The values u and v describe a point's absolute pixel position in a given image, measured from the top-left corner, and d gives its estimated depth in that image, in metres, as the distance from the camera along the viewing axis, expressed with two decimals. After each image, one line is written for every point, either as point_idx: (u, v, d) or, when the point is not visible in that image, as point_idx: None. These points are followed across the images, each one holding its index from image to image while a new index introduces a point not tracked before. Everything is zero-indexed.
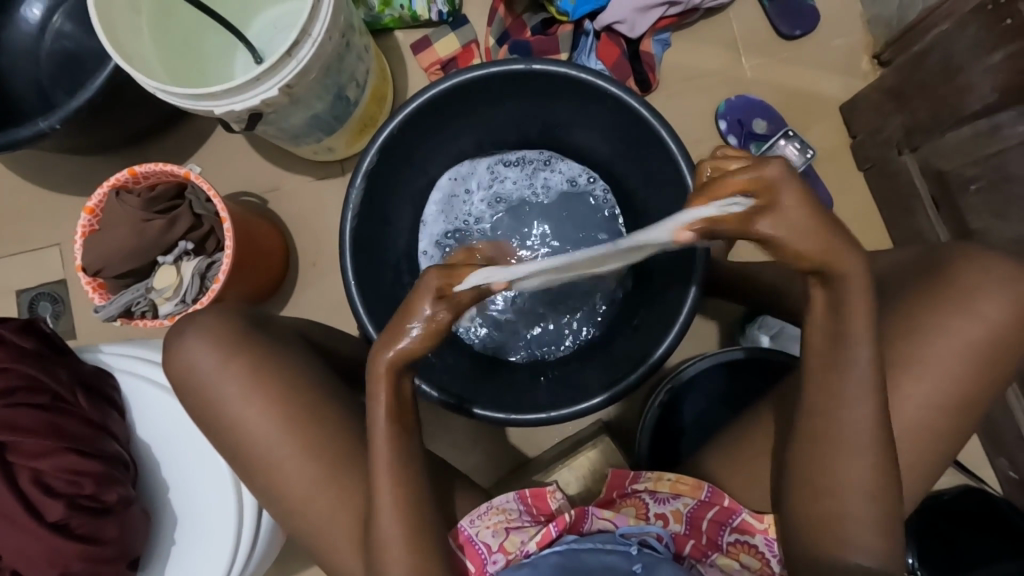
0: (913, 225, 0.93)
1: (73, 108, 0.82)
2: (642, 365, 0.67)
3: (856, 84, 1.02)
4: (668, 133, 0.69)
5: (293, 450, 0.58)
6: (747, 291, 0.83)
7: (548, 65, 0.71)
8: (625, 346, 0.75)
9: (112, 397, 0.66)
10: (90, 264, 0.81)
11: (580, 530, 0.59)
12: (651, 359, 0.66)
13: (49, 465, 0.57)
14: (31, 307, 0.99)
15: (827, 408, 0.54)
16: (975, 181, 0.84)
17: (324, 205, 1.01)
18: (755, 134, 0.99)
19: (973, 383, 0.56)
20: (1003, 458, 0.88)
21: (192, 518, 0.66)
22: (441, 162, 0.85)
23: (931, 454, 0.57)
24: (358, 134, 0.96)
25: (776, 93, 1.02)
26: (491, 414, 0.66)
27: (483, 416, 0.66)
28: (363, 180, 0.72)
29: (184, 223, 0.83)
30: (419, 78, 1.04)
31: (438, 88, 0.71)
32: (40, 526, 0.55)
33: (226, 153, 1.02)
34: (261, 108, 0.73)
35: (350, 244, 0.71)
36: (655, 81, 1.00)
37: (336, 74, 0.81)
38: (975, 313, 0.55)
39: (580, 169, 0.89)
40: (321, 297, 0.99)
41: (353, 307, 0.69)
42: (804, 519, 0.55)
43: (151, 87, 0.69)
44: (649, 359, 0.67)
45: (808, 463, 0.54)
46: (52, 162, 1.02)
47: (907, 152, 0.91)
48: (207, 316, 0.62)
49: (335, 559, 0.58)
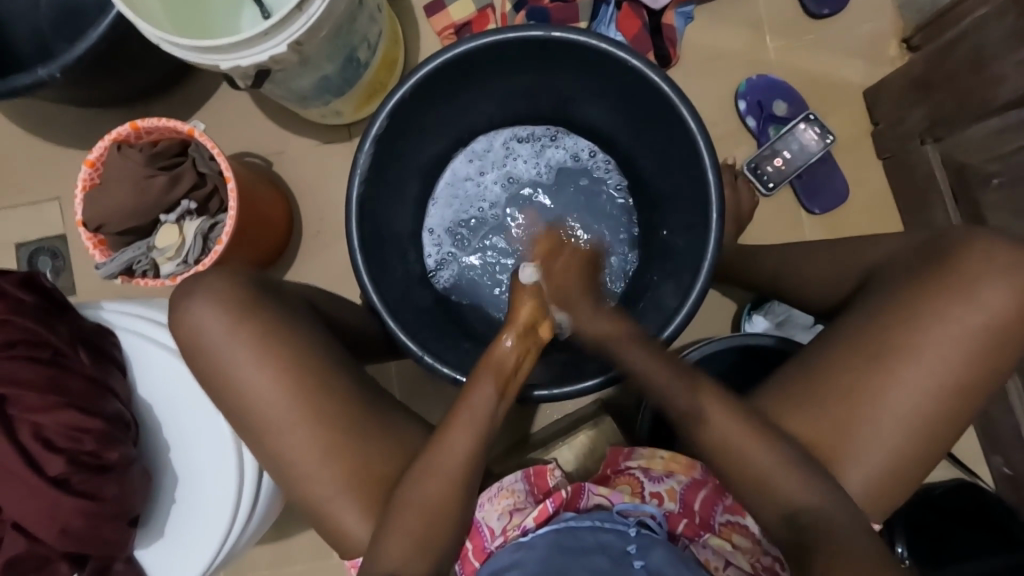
0: (929, 217, 0.91)
1: (74, 56, 0.80)
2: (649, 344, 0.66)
3: (882, 69, 0.99)
4: (688, 111, 0.66)
5: (297, 415, 0.58)
6: (756, 275, 0.83)
7: (567, 33, 0.68)
8: None
9: (113, 355, 0.65)
10: (91, 219, 0.80)
11: (577, 507, 0.59)
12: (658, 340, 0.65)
13: (51, 420, 0.57)
14: (31, 262, 0.97)
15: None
16: (998, 176, 0.82)
17: (330, 170, 0.98)
18: (775, 117, 0.96)
19: (983, 381, 0.55)
20: (998, 454, 0.89)
21: (193, 479, 0.66)
22: (453, 133, 0.83)
23: (935, 451, 0.56)
24: (368, 98, 0.94)
25: (799, 76, 0.99)
26: (548, 395, 0.63)
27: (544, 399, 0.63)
28: (372, 146, 0.70)
29: (187, 181, 0.82)
30: (431, 43, 1.00)
31: (450, 54, 0.69)
32: (41, 480, 0.55)
33: (230, 111, 0.99)
34: (269, 66, 0.70)
35: (356, 211, 0.69)
36: (675, 57, 0.97)
37: (348, 33, 0.78)
38: (986, 308, 0.55)
39: (590, 144, 0.88)
40: (323, 264, 0.98)
41: (358, 275, 0.67)
42: (795, 508, 0.55)
43: (156, 38, 0.66)
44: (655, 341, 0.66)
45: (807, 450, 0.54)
46: (51, 113, 1.00)
47: (929, 142, 0.89)
48: (214, 277, 0.61)
49: (332, 525, 0.58)
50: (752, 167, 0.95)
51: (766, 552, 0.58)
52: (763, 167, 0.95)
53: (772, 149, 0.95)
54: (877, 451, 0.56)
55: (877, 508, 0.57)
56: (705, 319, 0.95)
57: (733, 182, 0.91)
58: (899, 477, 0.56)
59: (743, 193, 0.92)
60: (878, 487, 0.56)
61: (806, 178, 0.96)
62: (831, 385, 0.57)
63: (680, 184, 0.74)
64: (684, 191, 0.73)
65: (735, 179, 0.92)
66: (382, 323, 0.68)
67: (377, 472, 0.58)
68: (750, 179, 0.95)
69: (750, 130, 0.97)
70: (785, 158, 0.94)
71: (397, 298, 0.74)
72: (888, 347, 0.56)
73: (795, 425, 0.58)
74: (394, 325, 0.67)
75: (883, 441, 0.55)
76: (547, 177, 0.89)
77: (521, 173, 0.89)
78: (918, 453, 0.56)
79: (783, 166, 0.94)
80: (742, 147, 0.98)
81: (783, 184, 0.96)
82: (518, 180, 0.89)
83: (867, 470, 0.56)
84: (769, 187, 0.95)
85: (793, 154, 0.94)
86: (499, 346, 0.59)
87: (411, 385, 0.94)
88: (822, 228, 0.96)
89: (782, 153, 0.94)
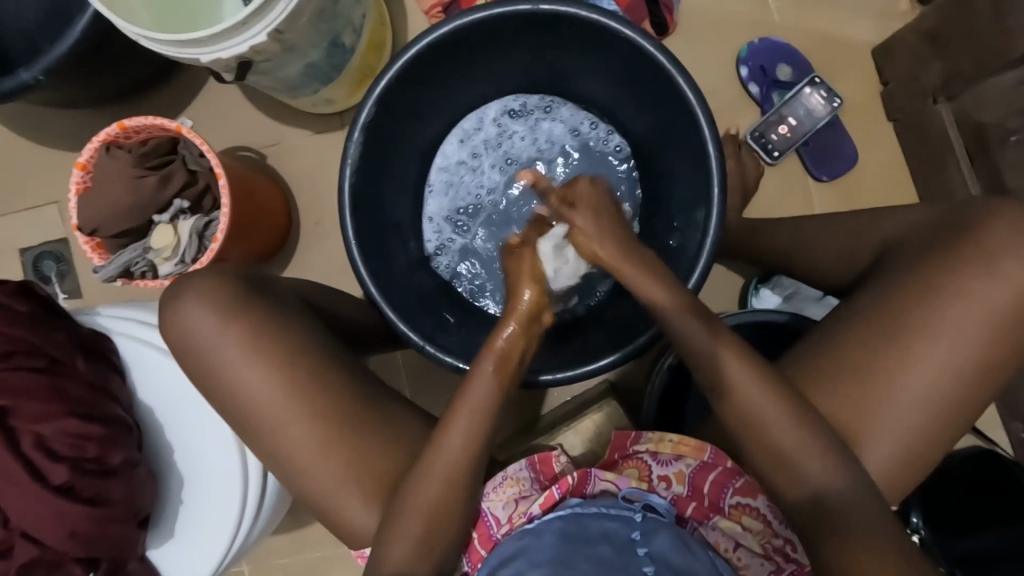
0: (943, 180, 0.87)
1: (56, 57, 0.78)
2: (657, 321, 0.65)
3: (892, 24, 0.94)
4: (686, 81, 0.64)
5: (298, 412, 0.58)
6: (763, 250, 0.80)
7: (556, 4, 0.65)
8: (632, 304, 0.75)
9: (112, 359, 0.66)
10: (85, 223, 0.79)
11: (583, 493, 0.58)
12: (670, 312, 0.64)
13: (52, 429, 0.58)
14: (35, 266, 0.98)
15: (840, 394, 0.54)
16: (1016, 133, 0.80)
17: (324, 161, 0.97)
18: (779, 82, 0.92)
19: (999, 351, 0.53)
20: (1018, 421, 0.87)
21: (199, 479, 0.67)
22: (445, 113, 0.81)
23: (951, 426, 0.54)
24: (358, 84, 0.91)
25: (804, 36, 0.94)
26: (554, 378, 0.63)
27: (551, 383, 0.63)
28: (361, 134, 0.68)
29: (178, 179, 0.81)
30: (419, 22, 0.97)
31: (438, 32, 0.66)
32: (45, 489, 0.56)
33: (220, 105, 0.98)
34: (251, 56, 0.69)
35: (350, 203, 0.68)
36: (672, 23, 0.93)
37: (331, 18, 0.76)
38: (999, 273, 0.53)
39: (587, 111, 0.83)
40: (322, 256, 0.97)
41: (356, 270, 0.66)
42: (805, 490, 0.54)
43: (135, 34, 0.64)
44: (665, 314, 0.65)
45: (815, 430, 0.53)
46: (44, 116, 0.99)
47: (942, 101, 0.85)
48: (206, 277, 0.60)
49: (340, 520, 0.59)
50: (755, 137, 0.92)
51: (777, 534, 0.58)
52: (768, 135, 0.91)
53: (777, 115, 0.91)
54: (889, 428, 0.54)
55: (891, 486, 0.55)
56: (711, 294, 0.93)
57: (736, 151, 0.89)
58: (911, 452, 0.55)
59: (748, 164, 0.90)
60: (890, 462, 0.55)
61: (813, 145, 0.92)
62: (843, 365, 0.56)
63: (676, 152, 0.72)
64: (685, 160, 0.71)
65: (739, 149, 0.90)
66: (383, 315, 0.67)
67: (382, 467, 0.58)
68: (753, 148, 0.92)
69: (753, 98, 0.94)
70: (790, 124, 0.91)
71: (397, 290, 0.73)
72: (899, 320, 0.55)
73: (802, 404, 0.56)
74: (394, 317, 0.67)
75: (892, 414, 0.54)
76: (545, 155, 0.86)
77: (517, 150, 0.86)
78: (932, 429, 0.54)
79: (788, 133, 0.91)
80: (746, 115, 0.94)
81: (789, 152, 0.92)
82: (516, 157, 0.86)
83: (879, 449, 0.54)
84: (774, 155, 0.92)
85: (799, 120, 0.91)
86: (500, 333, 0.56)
87: (417, 374, 0.94)
88: (831, 196, 0.93)
89: (788, 119, 0.91)
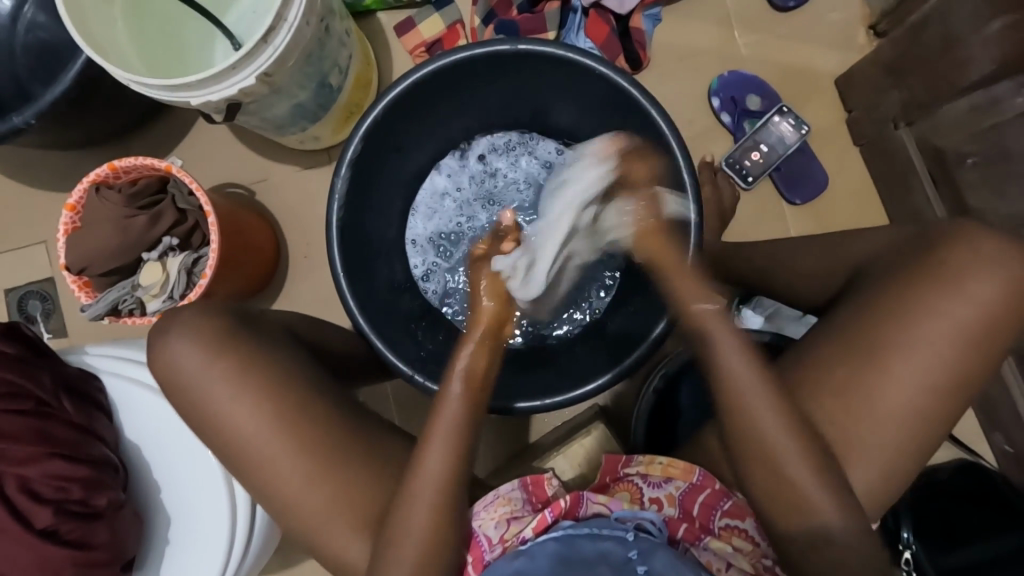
0: (910, 201, 0.91)
1: (48, 103, 0.81)
2: (646, 340, 0.66)
3: (852, 55, 0.99)
4: (659, 113, 0.67)
5: (288, 446, 0.58)
6: (740, 272, 0.83)
7: (534, 45, 0.69)
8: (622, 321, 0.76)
9: (97, 399, 0.66)
10: (74, 262, 0.80)
11: (576, 515, 0.58)
12: (652, 335, 0.65)
13: (37, 472, 0.57)
14: (20, 307, 0.97)
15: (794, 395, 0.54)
16: (973, 156, 0.83)
17: (312, 195, 0.99)
18: (750, 111, 0.97)
19: (964, 363, 0.56)
20: (998, 432, 0.88)
21: (186, 518, 0.66)
22: (432, 146, 0.84)
23: (923, 437, 0.56)
24: (344, 121, 0.94)
25: (771, 68, 0.99)
26: (529, 407, 0.65)
27: (524, 411, 0.64)
28: (349, 170, 0.70)
29: (167, 218, 0.82)
30: (404, 62, 1.01)
31: (423, 72, 0.69)
32: (29, 534, 0.55)
33: (210, 144, 1.00)
34: (240, 98, 0.71)
35: (337, 235, 0.69)
36: (645, 59, 0.98)
37: (318, 60, 0.79)
38: (960, 289, 0.56)
39: (564, 147, 0.87)
40: (311, 289, 0.98)
41: (345, 300, 0.67)
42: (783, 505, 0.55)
43: (126, 79, 0.66)
44: (650, 336, 0.66)
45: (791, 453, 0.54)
46: (33, 158, 1.00)
47: (903, 127, 0.89)
48: (193, 313, 0.61)
49: (332, 553, 0.58)
50: (731, 163, 0.95)
51: (765, 556, 0.59)
52: (742, 161, 0.95)
53: (750, 141, 0.95)
54: (863, 442, 0.56)
55: (870, 496, 0.57)
56: None
57: (712, 179, 0.93)
58: (887, 465, 0.56)
59: (724, 190, 0.93)
60: (870, 474, 0.56)
61: (785, 169, 0.96)
62: (823, 381, 0.58)
63: None
64: None
65: (715, 176, 0.94)
66: (371, 345, 0.68)
67: (373, 499, 0.58)
68: (729, 174, 0.96)
69: (726, 126, 0.98)
70: (762, 151, 0.95)
71: (384, 319, 0.74)
72: (867, 338, 0.57)
73: None
74: (381, 345, 0.68)
75: (869, 425, 0.56)
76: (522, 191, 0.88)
77: (499, 189, 0.89)
78: (906, 441, 0.56)
79: (761, 158, 0.95)
80: (720, 143, 0.99)
81: (764, 176, 0.96)
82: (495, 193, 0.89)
83: (854, 460, 0.56)
84: (749, 180, 0.95)
85: (770, 146, 0.95)
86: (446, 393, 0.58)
87: (407, 403, 0.94)
88: (805, 219, 0.96)
89: (760, 145, 0.95)
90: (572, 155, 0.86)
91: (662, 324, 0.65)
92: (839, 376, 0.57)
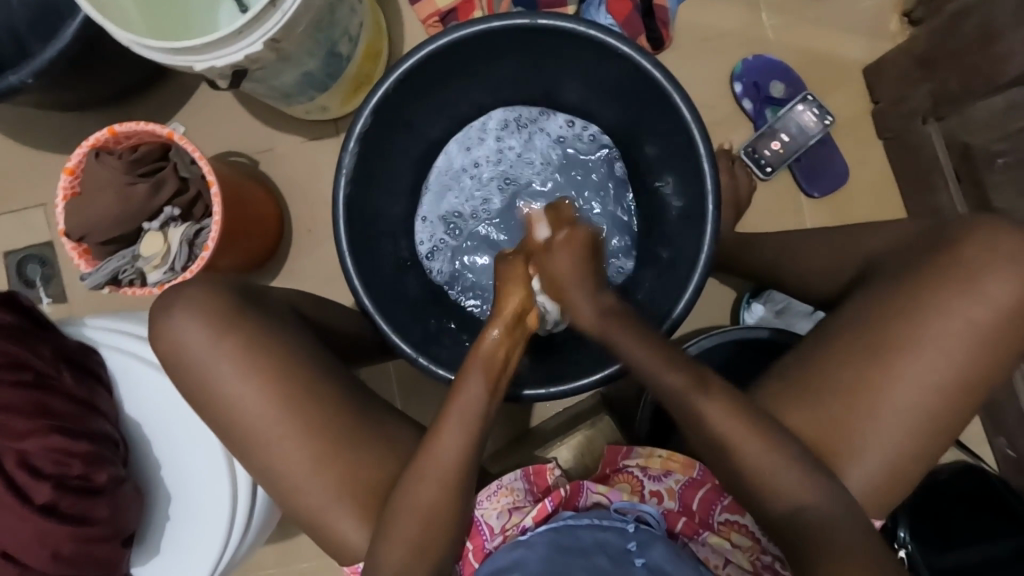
0: (931, 198, 0.89)
1: (46, 60, 0.77)
2: (663, 323, 0.65)
3: (883, 44, 0.95)
4: (681, 98, 0.64)
5: (292, 428, 0.57)
6: (753, 265, 0.81)
7: (554, 20, 0.66)
8: (642, 303, 0.74)
9: (99, 374, 0.65)
10: (73, 229, 0.78)
11: (576, 506, 0.59)
12: (672, 317, 0.64)
13: (36, 446, 0.56)
14: (19, 271, 0.96)
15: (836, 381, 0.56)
16: (1004, 156, 0.80)
17: (317, 168, 0.96)
18: (772, 98, 0.93)
19: (983, 372, 0.54)
20: (1002, 436, 0.88)
21: (186, 496, 0.66)
22: (443, 122, 0.81)
23: (936, 445, 0.55)
24: (353, 92, 0.91)
25: (797, 54, 0.95)
26: (535, 395, 0.63)
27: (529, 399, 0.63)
28: (357, 144, 0.68)
29: (169, 187, 0.80)
30: (416, 32, 0.97)
31: (436, 44, 0.66)
32: (29, 508, 0.55)
33: (213, 111, 0.97)
34: (246, 65, 0.68)
35: (344, 211, 0.67)
36: (668, 38, 0.94)
37: (328, 27, 0.75)
38: (986, 295, 0.54)
39: (578, 120, 0.83)
40: (315, 264, 0.96)
41: (349, 279, 0.66)
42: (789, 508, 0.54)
43: (126, 40, 0.64)
44: (670, 317, 0.65)
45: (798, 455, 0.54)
46: (31, 118, 0.97)
47: (931, 121, 0.86)
48: (194, 291, 0.60)
49: (334, 536, 0.58)
50: (749, 152, 0.93)
51: (765, 552, 0.58)
52: (761, 151, 0.92)
53: (770, 130, 0.92)
54: (875, 448, 0.55)
55: (876, 503, 0.56)
56: (704, 307, 0.94)
57: (730, 167, 0.90)
58: (897, 472, 0.55)
59: (741, 180, 0.90)
60: (879, 479, 0.55)
61: (805, 161, 0.93)
62: (827, 379, 0.57)
63: (670, 160, 0.72)
64: (680, 175, 0.71)
65: (732, 164, 0.91)
66: (375, 324, 0.67)
67: (374, 484, 0.58)
68: (747, 164, 0.93)
69: (746, 113, 0.95)
70: (783, 140, 0.92)
71: (391, 299, 0.72)
72: (883, 342, 0.56)
73: (786, 419, 0.57)
74: (387, 326, 0.66)
75: (878, 428, 0.55)
76: (541, 175, 0.86)
77: (513, 167, 0.86)
78: (918, 449, 0.55)
79: (781, 149, 0.92)
80: (739, 130, 0.95)
81: (782, 167, 0.93)
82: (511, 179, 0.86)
83: (864, 467, 0.55)
84: (767, 171, 0.92)
85: (791, 136, 0.92)
86: (485, 336, 0.58)
87: (409, 384, 0.93)
88: (822, 213, 0.94)
89: (780, 134, 0.92)
90: (587, 129, 0.83)
91: (679, 306, 0.64)
92: (854, 380, 0.56)
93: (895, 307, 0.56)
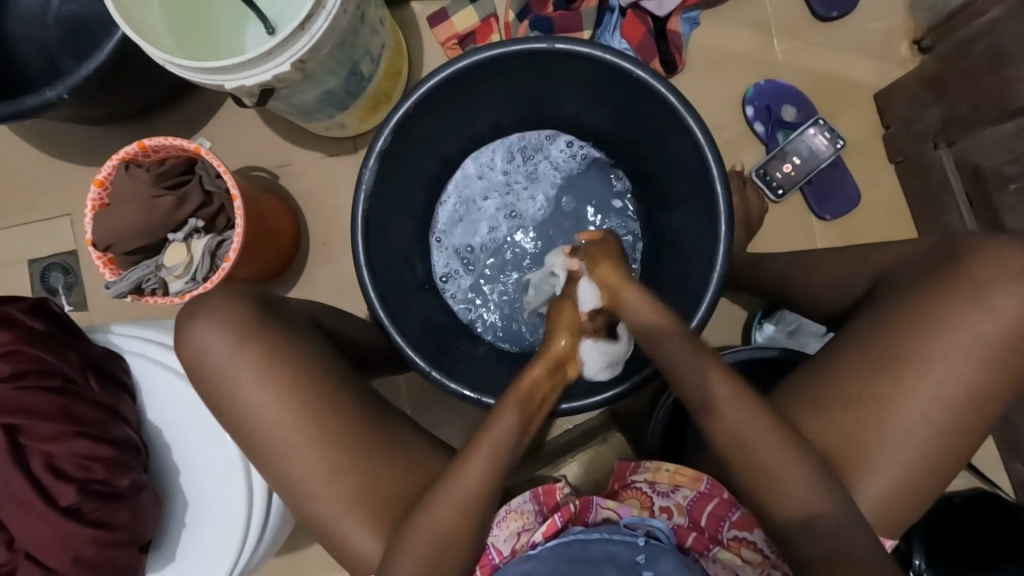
0: (944, 221, 0.89)
1: (81, 77, 0.80)
2: None
3: (893, 69, 0.97)
4: (695, 121, 0.65)
5: (308, 437, 0.58)
6: (764, 286, 0.82)
7: (571, 44, 0.67)
8: None
9: (123, 380, 0.67)
10: (100, 239, 0.80)
11: (585, 521, 0.59)
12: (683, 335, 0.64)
13: (61, 450, 0.58)
14: (43, 278, 0.98)
15: (846, 403, 0.56)
16: (1014, 180, 0.79)
17: (336, 183, 0.99)
18: (783, 122, 0.95)
19: (996, 396, 0.55)
20: (1018, 462, 0.87)
21: (203, 504, 0.67)
22: (457, 142, 0.82)
23: (949, 469, 0.55)
24: (372, 110, 0.93)
25: (808, 78, 0.97)
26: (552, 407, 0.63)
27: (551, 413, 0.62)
28: (377, 161, 0.69)
29: (194, 200, 0.82)
30: (435, 53, 1.00)
31: (455, 67, 0.68)
32: (54, 511, 0.56)
33: (237, 127, 1.00)
34: (273, 84, 0.70)
35: (363, 226, 0.68)
36: (680, 62, 0.96)
37: (351, 47, 0.78)
38: (999, 319, 0.54)
39: (578, 144, 0.87)
40: (331, 277, 0.98)
41: (365, 293, 0.67)
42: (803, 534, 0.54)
43: (160, 58, 0.66)
44: None
45: (811, 483, 0.53)
46: (61, 132, 1.01)
47: (942, 145, 0.87)
48: (216, 302, 0.61)
49: (346, 548, 0.58)
50: (760, 174, 0.94)
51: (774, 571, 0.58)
52: (773, 173, 0.93)
53: (782, 153, 0.93)
54: (889, 472, 0.55)
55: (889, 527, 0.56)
56: (715, 326, 0.94)
57: (741, 188, 0.91)
58: (910, 494, 0.55)
59: (752, 200, 0.91)
60: (892, 501, 0.55)
61: (816, 183, 0.94)
62: (840, 401, 0.57)
63: (682, 179, 0.73)
64: (690, 193, 0.72)
65: (744, 185, 0.92)
66: (390, 339, 0.68)
67: (386, 499, 0.58)
68: (759, 185, 0.94)
69: (758, 136, 0.96)
70: (795, 163, 0.93)
71: (408, 316, 0.74)
72: (897, 366, 0.56)
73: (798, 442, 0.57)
74: (402, 341, 0.67)
75: (888, 448, 0.55)
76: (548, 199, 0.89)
77: (521, 194, 0.89)
78: (931, 473, 0.55)
79: (793, 171, 0.93)
80: (750, 152, 0.97)
81: (793, 189, 0.94)
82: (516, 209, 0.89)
83: (878, 491, 0.55)
84: (778, 193, 0.94)
85: (803, 159, 0.93)
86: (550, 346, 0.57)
87: (419, 397, 0.94)
88: (832, 235, 0.95)
89: (792, 157, 0.93)
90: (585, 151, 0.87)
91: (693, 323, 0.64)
92: (867, 404, 0.56)
93: (911, 329, 0.56)
